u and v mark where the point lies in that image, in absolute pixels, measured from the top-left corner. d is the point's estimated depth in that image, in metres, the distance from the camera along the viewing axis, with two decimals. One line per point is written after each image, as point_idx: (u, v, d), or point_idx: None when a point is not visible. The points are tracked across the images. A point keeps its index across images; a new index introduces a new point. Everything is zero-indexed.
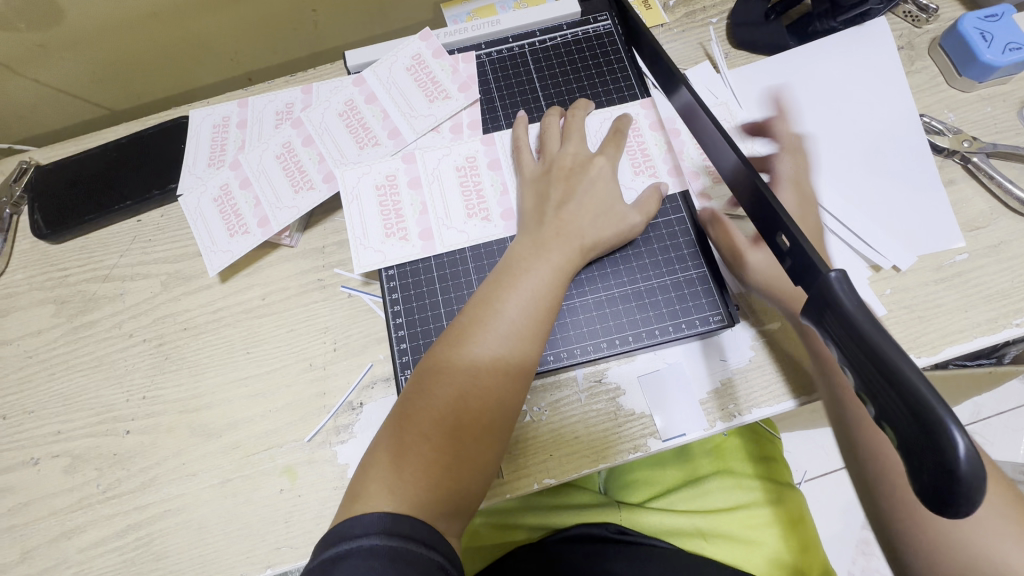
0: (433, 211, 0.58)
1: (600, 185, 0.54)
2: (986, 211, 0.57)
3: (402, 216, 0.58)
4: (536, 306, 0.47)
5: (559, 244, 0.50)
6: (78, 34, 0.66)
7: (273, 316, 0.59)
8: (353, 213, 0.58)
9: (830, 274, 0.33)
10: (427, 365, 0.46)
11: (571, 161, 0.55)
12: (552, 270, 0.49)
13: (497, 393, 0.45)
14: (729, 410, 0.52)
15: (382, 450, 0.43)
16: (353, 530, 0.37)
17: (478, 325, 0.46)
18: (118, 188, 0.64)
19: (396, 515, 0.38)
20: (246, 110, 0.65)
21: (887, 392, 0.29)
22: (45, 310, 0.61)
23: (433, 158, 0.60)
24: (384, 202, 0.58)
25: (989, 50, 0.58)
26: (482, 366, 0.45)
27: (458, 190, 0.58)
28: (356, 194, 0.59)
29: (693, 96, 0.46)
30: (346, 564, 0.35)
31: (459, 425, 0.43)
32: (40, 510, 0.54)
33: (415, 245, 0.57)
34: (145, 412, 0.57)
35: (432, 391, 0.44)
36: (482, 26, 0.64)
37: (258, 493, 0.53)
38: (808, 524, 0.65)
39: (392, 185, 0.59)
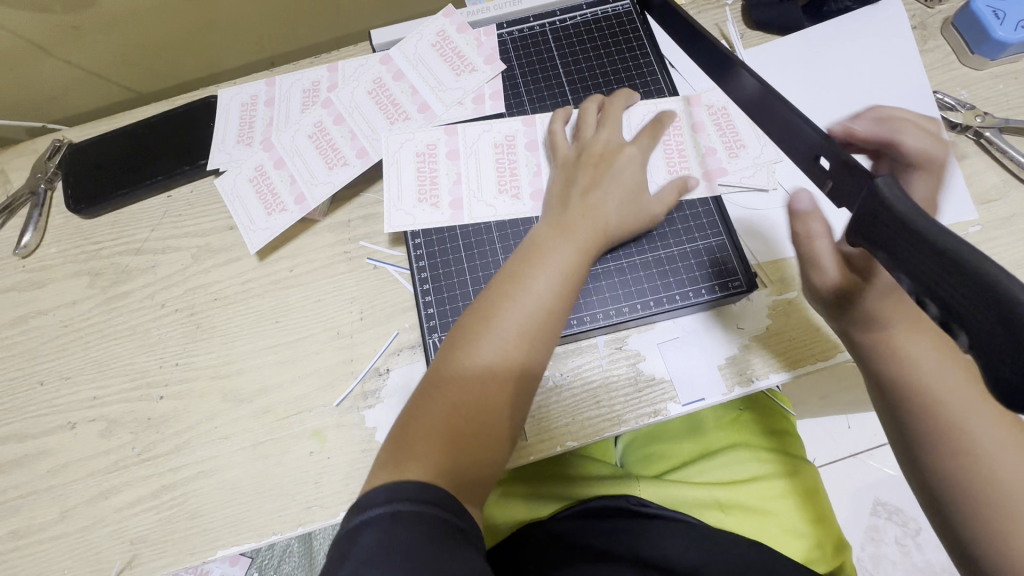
0: (467, 185, 0.59)
1: (615, 180, 0.53)
2: (999, 184, 0.58)
3: (436, 183, 0.60)
4: (562, 286, 0.48)
5: (583, 227, 0.51)
6: (110, 16, 0.68)
7: (301, 287, 0.61)
8: (393, 178, 0.60)
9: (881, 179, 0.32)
10: (435, 371, 0.46)
11: (603, 147, 0.55)
12: (566, 272, 0.49)
13: (508, 398, 0.45)
14: (746, 375, 0.54)
15: (391, 452, 0.42)
16: (377, 498, 0.37)
17: (507, 301, 0.47)
18: (149, 164, 0.66)
19: (419, 486, 0.38)
20: (273, 88, 0.67)
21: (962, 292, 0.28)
22: (80, 282, 0.63)
23: (477, 133, 0.61)
24: (421, 168, 0.60)
25: (1002, 27, 0.60)
26: (494, 370, 0.45)
27: (495, 167, 0.60)
28: (398, 160, 0.60)
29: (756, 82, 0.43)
30: (373, 530, 0.35)
31: (469, 431, 0.43)
32: (78, 471, 0.56)
33: (450, 215, 0.59)
34: (178, 378, 0.58)
35: (444, 398, 0.43)
36: (504, 5, 0.66)
37: (289, 455, 0.55)
38: (822, 496, 0.67)
39: (431, 156, 0.60)
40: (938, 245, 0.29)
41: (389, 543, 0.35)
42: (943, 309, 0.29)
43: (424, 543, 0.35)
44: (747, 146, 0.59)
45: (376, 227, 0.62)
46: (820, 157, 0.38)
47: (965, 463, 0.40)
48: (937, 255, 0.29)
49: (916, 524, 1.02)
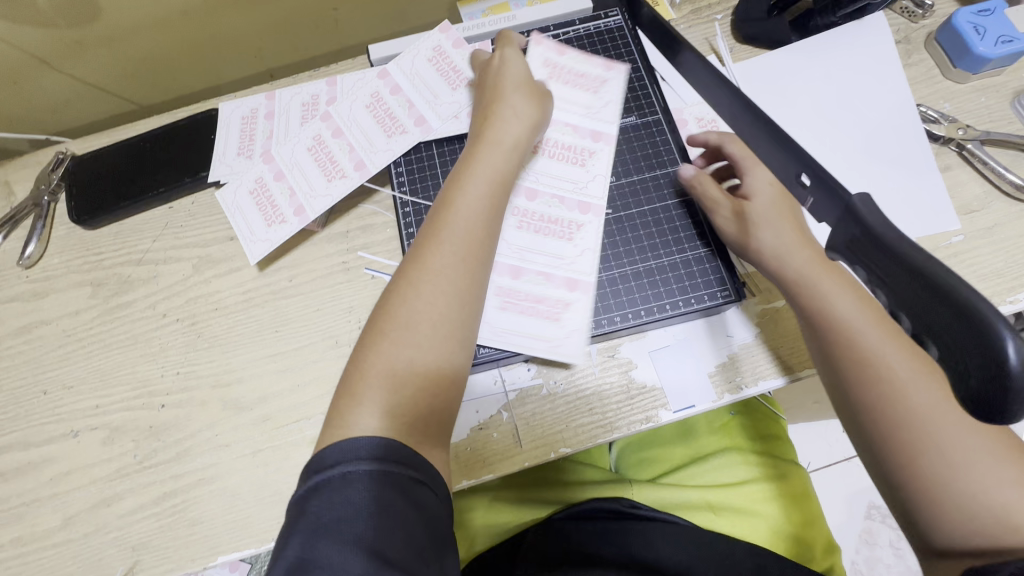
0: (552, 267, 0.58)
1: (518, 101, 0.55)
2: (981, 195, 0.60)
3: (542, 298, 0.57)
4: (480, 193, 0.50)
5: (490, 139, 0.53)
6: (113, 30, 0.69)
7: (300, 297, 0.62)
8: (523, 341, 0.56)
9: (853, 198, 0.34)
10: (372, 326, 0.46)
11: (498, 65, 0.58)
12: (481, 185, 0.50)
13: (447, 309, 0.46)
14: (736, 383, 0.55)
15: (346, 403, 0.43)
16: (345, 453, 0.39)
17: (431, 227, 0.49)
18: (151, 177, 0.67)
19: (377, 441, 0.40)
20: (274, 102, 0.68)
21: (929, 303, 0.29)
22: (83, 292, 0.64)
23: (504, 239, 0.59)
24: (519, 309, 0.57)
25: (983, 43, 0.61)
26: (427, 292, 0.46)
27: (545, 238, 0.59)
28: (503, 327, 0.56)
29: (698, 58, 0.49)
30: (332, 488, 0.37)
31: (424, 353, 0.44)
32: (82, 478, 0.57)
33: (575, 300, 0.57)
34: (179, 387, 0.60)
35: (385, 337, 0.45)
36: (499, 21, 0.68)
37: (288, 462, 0.56)
38: (813, 499, 0.68)
39: (513, 293, 0.57)
40: (913, 262, 0.30)
41: (347, 502, 0.37)
42: (917, 323, 0.30)
43: (383, 502, 0.37)
44: None
45: (374, 238, 0.64)
46: (802, 174, 0.39)
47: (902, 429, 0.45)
48: (914, 273, 0.30)
49: None
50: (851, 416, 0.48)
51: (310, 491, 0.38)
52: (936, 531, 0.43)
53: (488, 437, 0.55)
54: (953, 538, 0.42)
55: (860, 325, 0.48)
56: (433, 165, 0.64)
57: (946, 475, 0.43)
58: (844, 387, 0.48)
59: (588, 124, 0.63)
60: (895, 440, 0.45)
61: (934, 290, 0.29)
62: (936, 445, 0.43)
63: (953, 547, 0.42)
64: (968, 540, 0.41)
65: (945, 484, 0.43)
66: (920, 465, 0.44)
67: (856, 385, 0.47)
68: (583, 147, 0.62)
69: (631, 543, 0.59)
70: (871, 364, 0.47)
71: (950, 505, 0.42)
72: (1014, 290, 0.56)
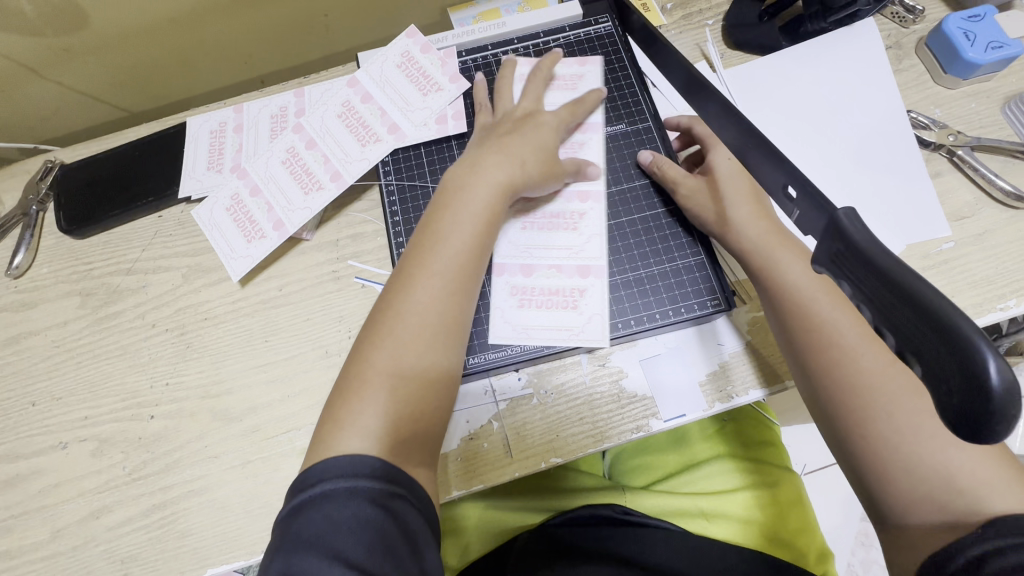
0: (562, 258, 0.58)
1: (526, 143, 0.56)
2: (972, 201, 0.60)
3: (557, 290, 0.57)
4: (475, 222, 0.51)
5: (495, 165, 0.53)
6: (101, 38, 0.69)
7: (290, 307, 0.62)
8: (543, 333, 0.56)
9: (840, 212, 0.33)
10: (358, 344, 0.47)
11: (518, 116, 0.59)
12: (474, 219, 0.51)
13: (434, 345, 0.46)
14: (726, 392, 0.55)
15: (330, 421, 0.43)
16: (329, 470, 0.39)
17: (425, 246, 0.50)
18: (139, 186, 0.67)
19: (361, 458, 0.40)
20: (241, 115, 0.68)
21: (912, 320, 0.29)
22: (71, 302, 0.64)
23: (511, 241, 0.59)
24: (536, 304, 0.57)
25: (973, 49, 0.61)
26: (415, 320, 0.47)
27: (551, 233, 0.59)
28: (523, 324, 0.56)
29: (693, 72, 0.49)
30: (315, 504, 0.38)
31: (405, 383, 0.44)
32: (70, 490, 0.57)
33: (588, 286, 0.57)
34: (168, 398, 0.59)
35: (371, 360, 0.45)
36: (489, 28, 0.68)
37: (277, 474, 0.56)
38: (806, 506, 0.69)
39: (528, 290, 0.57)
40: (893, 277, 0.30)
41: (331, 519, 0.37)
42: (901, 340, 0.30)
43: (365, 517, 0.37)
44: None
45: (364, 246, 0.63)
46: (788, 186, 0.39)
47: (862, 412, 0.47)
48: (895, 288, 0.30)
49: None
50: (813, 396, 0.50)
51: (294, 508, 0.38)
52: (894, 507, 0.45)
53: (479, 447, 0.55)
54: (907, 512, 0.44)
55: (812, 297, 0.51)
56: (423, 172, 0.63)
57: (900, 448, 0.45)
58: (805, 364, 0.51)
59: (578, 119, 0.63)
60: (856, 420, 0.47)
61: (916, 307, 0.29)
62: (888, 417, 0.46)
63: (910, 523, 0.44)
64: (918, 510, 0.43)
65: (897, 456, 0.45)
66: (875, 438, 0.46)
67: (813, 361, 0.50)
68: (574, 142, 0.62)
69: (622, 550, 0.59)
70: (825, 338, 0.50)
71: (903, 477, 0.44)
72: (1006, 297, 0.56)
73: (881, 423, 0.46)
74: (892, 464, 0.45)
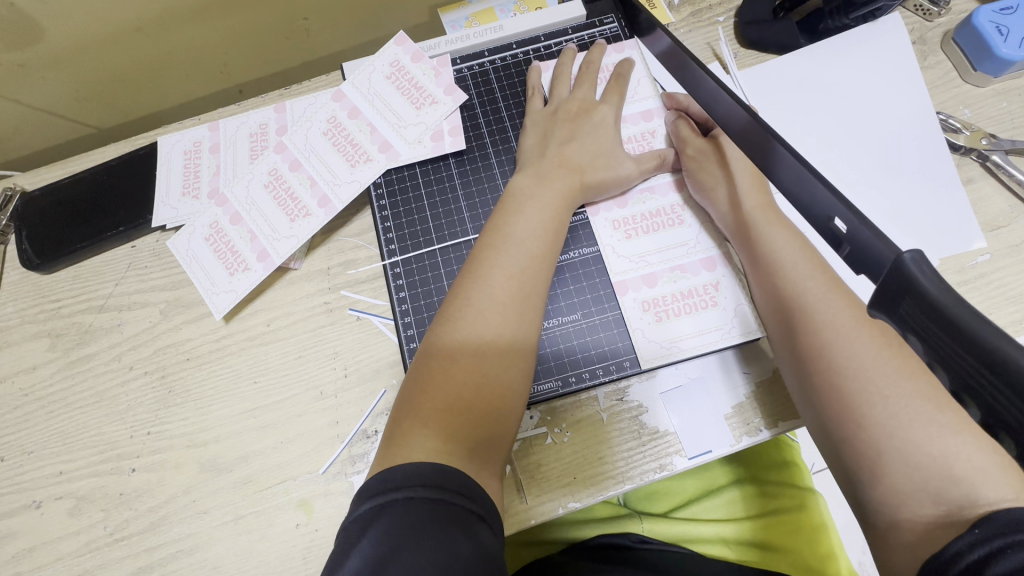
0: (682, 257, 0.55)
1: (595, 142, 0.55)
2: (1007, 209, 0.56)
3: (689, 291, 0.54)
4: (543, 233, 0.49)
5: (561, 175, 0.52)
6: (60, 52, 0.62)
7: (280, 343, 0.57)
8: (695, 343, 0.52)
9: (905, 257, 0.29)
10: (426, 346, 0.46)
11: (579, 105, 0.56)
12: (545, 225, 0.50)
13: (515, 353, 0.45)
14: (754, 425, 0.51)
15: (411, 419, 0.42)
16: (400, 480, 0.37)
17: (492, 249, 0.48)
18: (109, 214, 0.61)
19: (430, 465, 0.38)
20: (218, 133, 0.63)
21: (1000, 389, 0.25)
22: (40, 345, 0.59)
23: (621, 254, 0.55)
24: (674, 311, 0.53)
25: (1006, 44, 0.57)
26: (492, 321, 0.45)
27: (656, 234, 0.56)
28: (671, 337, 0.53)
29: (695, 64, 0.46)
30: (389, 515, 0.35)
31: (482, 396, 0.43)
32: (47, 555, 0.52)
33: (721, 278, 0.54)
34: (151, 448, 0.55)
35: (453, 362, 0.44)
36: (484, 32, 0.62)
37: (273, 529, 0.51)
38: (832, 530, 0.66)
39: (660, 301, 0.54)
40: (990, 354, 0.25)
41: (405, 529, 0.34)
42: (988, 412, 0.26)
43: (441, 528, 0.34)
44: None
45: (357, 275, 0.58)
46: (834, 218, 0.35)
47: (859, 411, 0.41)
48: (989, 366, 0.25)
49: None
50: (806, 394, 0.46)
51: (362, 520, 0.36)
52: (881, 505, 0.39)
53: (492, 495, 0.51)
54: (898, 506, 0.38)
55: (806, 274, 0.48)
56: (419, 195, 0.58)
57: (896, 435, 0.39)
58: (796, 352, 0.46)
59: (634, 109, 0.59)
60: (852, 418, 0.42)
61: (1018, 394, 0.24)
62: (884, 402, 0.41)
63: (900, 520, 0.37)
64: (905, 513, 0.37)
65: (892, 443, 0.39)
66: (868, 424, 0.41)
67: (806, 340, 0.46)
68: (643, 131, 0.58)
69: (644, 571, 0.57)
70: (820, 316, 0.46)
71: (897, 471, 0.39)
72: None
73: (876, 412, 0.41)
74: (886, 462, 0.39)
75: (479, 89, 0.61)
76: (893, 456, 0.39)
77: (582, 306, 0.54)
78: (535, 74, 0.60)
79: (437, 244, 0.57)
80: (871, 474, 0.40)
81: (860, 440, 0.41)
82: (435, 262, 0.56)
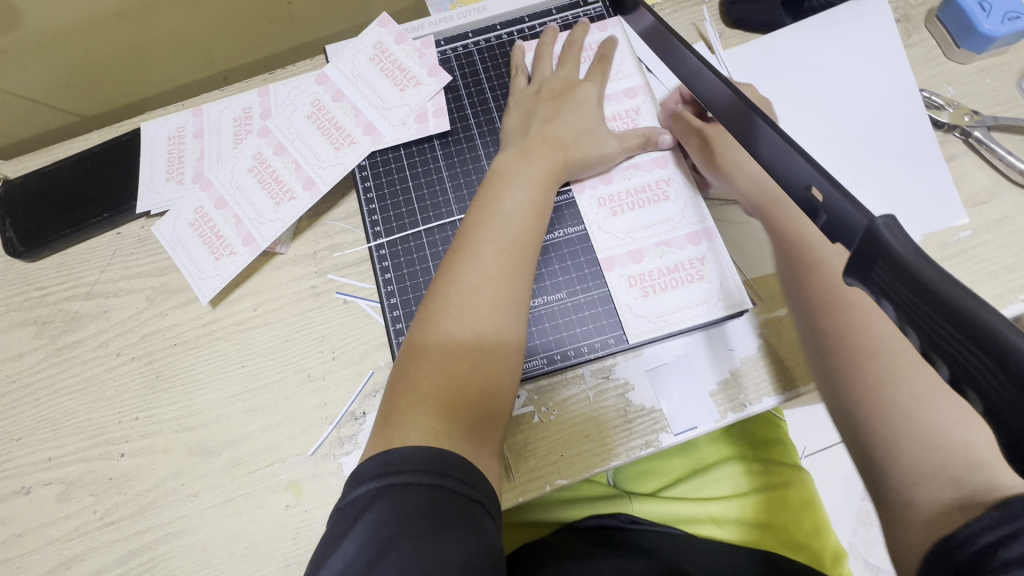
0: (667, 232, 0.55)
1: (581, 120, 0.55)
2: (989, 185, 0.57)
3: (675, 265, 0.54)
4: (529, 208, 0.49)
5: (545, 151, 0.52)
6: (41, 39, 0.62)
7: (267, 327, 0.57)
8: (682, 317, 0.53)
9: (877, 221, 0.29)
10: (418, 326, 0.46)
11: (562, 84, 0.56)
12: (531, 201, 0.50)
13: (506, 324, 0.45)
14: (739, 401, 0.52)
15: (406, 398, 0.42)
16: (398, 464, 0.37)
17: (480, 226, 0.48)
18: (93, 201, 0.61)
19: (429, 449, 0.38)
20: (201, 118, 0.62)
21: (967, 349, 0.25)
22: (26, 332, 0.58)
23: (607, 231, 0.55)
24: (660, 285, 0.53)
25: (988, 20, 0.57)
26: (485, 297, 0.45)
27: (642, 209, 0.56)
28: (658, 312, 0.53)
29: (680, 43, 0.47)
30: (387, 501, 0.36)
31: (475, 370, 0.43)
32: (37, 539, 0.52)
33: (706, 253, 0.54)
34: (139, 433, 0.55)
35: (446, 338, 0.44)
36: (468, 13, 0.62)
37: (262, 511, 0.52)
38: (817, 504, 0.68)
39: (647, 277, 0.54)
40: (973, 320, 0.25)
41: (402, 518, 0.35)
42: (957, 371, 0.26)
43: (439, 518, 0.35)
44: None
45: (344, 258, 0.58)
46: (812, 187, 0.35)
47: (885, 395, 0.43)
48: (968, 331, 0.25)
49: None
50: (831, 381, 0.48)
51: (359, 503, 0.36)
52: (900, 485, 0.40)
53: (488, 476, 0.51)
54: (915, 485, 0.38)
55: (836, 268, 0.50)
56: (404, 176, 0.58)
57: (918, 418, 0.41)
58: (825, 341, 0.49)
59: (618, 87, 0.59)
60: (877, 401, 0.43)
61: (997, 360, 0.24)
62: (910, 389, 0.43)
63: (916, 498, 0.38)
64: (913, 477, 0.38)
65: (914, 426, 0.41)
66: (893, 408, 0.42)
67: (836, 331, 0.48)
68: (627, 109, 0.58)
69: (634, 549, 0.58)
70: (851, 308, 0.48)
71: (915, 451, 0.40)
72: None
73: (900, 397, 0.43)
74: (907, 442, 0.41)
75: (463, 70, 0.61)
76: (915, 437, 0.41)
77: (567, 284, 0.55)
78: (519, 53, 0.60)
79: (423, 225, 0.57)
80: (891, 453, 0.41)
81: (883, 423, 0.42)
82: (420, 244, 0.56)
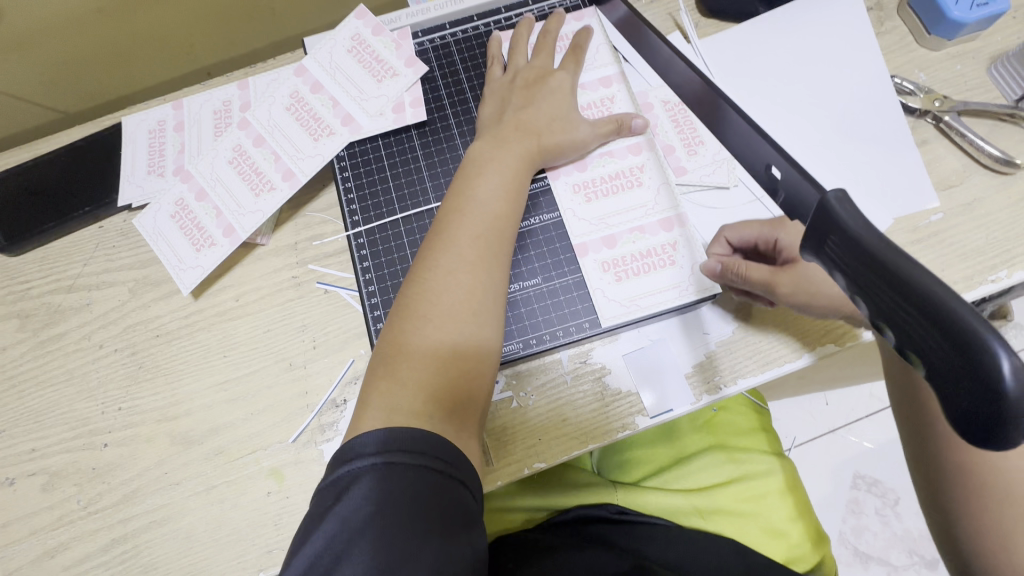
0: (640, 219, 0.55)
1: (556, 108, 0.55)
2: (960, 169, 0.57)
3: (647, 252, 0.55)
4: (504, 194, 0.50)
5: (518, 138, 0.53)
6: (21, 37, 0.62)
7: (249, 317, 0.57)
8: (653, 301, 0.53)
9: (829, 196, 0.30)
10: (398, 311, 0.46)
11: (536, 74, 0.57)
12: (506, 186, 0.50)
13: (486, 308, 0.46)
14: (714, 383, 0.52)
15: (385, 380, 0.43)
16: (387, 443, 0.37)
17: (455, 212, 0.49)
18: (74, 195, 0.61)
19: (415, 430, 0.39)
20: (182, 111, 0.63)
21: (910, 316, 0.26)
22: (9, 326, 0.59)
23: (582, 218, 0.56)
24: (633, 271, 0.54)
25: (957, 7, 0.58)
26: (462, 282, 0.46)
27: (616, 196, 0.56)
28: (630, 296, 0.54)
29: (648, 28, 0.47)
30: (372, 483, 0.36)
31: (455, 352, 0.44)
32: (21, 530, 0.53)
33: (678, 238, 0.55)
34: (122, 424, 0.55)
35: (425, 322, 0.44)
36: (445, 5, 0.63)
37: (244, 498, 0.52)
38: (800, 489, 0.68)
39: (620, 262, 0.55)
40: (917, 291, 0.26)
41: (385, 499, 0.35)
42: (901, 337, 0.27)
43: (423, 499, 0.36)
44: (705, 142, 0.58)
45: (325, 249, 0.59)
46: (771, 165, 0.36)
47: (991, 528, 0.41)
48: (916, 303, 0.26)
49: (894, 494, 0.98)
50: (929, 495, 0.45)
51: (341, 483, 0.37)
52: None
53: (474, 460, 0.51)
54: None
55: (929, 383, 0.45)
56: (381, 166, 0.59)
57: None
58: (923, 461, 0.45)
59: (592, 76, 0.59)
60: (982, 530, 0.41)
61: (942, 330, 0.25)
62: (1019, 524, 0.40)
63: None
64: None
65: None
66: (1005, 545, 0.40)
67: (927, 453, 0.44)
68: (601, 97, 0.59)
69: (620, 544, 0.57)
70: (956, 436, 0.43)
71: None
72: (997, 268, 0.54)
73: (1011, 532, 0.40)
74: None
75: (440, 61, 0.62)
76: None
77: (542, 270, 0.55)
78: (497, 44, 0.60)
79: (400, 213, 0.57)
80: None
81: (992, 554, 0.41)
82: (398, 232, 0.57)
